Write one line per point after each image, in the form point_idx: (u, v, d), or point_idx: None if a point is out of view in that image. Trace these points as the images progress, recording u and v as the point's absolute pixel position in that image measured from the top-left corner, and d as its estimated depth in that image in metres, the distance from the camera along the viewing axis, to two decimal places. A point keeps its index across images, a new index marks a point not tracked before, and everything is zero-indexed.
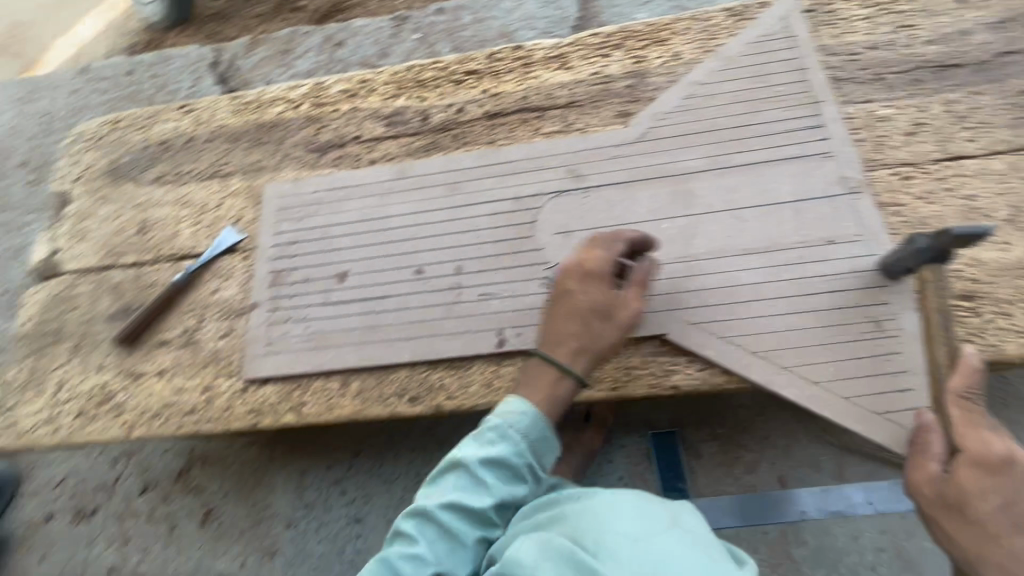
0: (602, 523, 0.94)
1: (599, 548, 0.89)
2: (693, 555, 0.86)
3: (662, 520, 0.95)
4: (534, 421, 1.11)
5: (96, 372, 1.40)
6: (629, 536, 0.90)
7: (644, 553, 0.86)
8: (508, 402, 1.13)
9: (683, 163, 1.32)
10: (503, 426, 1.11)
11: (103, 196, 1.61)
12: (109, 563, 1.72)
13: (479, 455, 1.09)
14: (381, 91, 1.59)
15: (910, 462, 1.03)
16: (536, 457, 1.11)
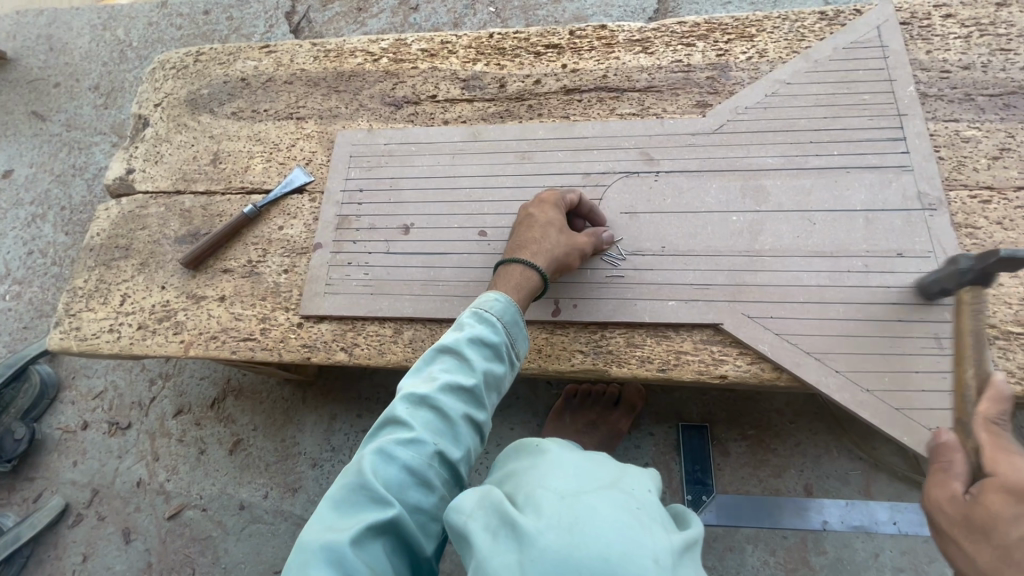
0: (538, 476, 0.78)
1: (528, 499, 0.74)
2: (620, 516, 0.70)
3: (604, 479, 0.78)
4: (509, 304, 1.02)
5: (160, 290, 1.44)
6: (562, 489, 0.74)
7: (570, 507, 0.71)
8: (486, 293, 1.04)
9: (756, 159, 1.32)
10: (482, 309, 1.00)
11: (180, 124, 1.66)
12: (137, 477, 1.77)
13: (466, 340, 0.95)
14: (461, 56, 1.61)
15: (931, 486, 0.89)
16: (513, 341, 1.00)
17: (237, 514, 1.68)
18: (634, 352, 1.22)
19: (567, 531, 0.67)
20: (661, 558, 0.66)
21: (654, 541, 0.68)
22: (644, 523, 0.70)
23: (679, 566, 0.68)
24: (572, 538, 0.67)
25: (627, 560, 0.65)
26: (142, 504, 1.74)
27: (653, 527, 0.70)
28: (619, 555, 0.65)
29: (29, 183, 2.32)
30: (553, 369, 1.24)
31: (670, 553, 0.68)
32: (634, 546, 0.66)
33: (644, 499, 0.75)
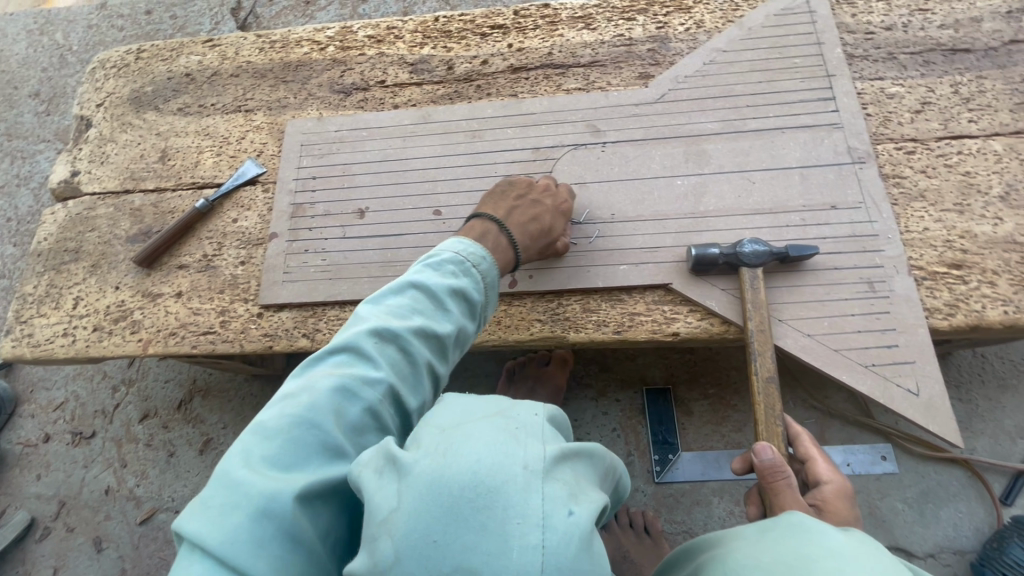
0: (426, 414, 0.75)
1: (410, 436, 0.71)
2: (493, 433, 0.65)
3: (490, 403, 0.74)
4: (493, 266, 1.06)
5: (114, 291, 1.42)
6: (443, 419, 0.71)
7: (447, 434, 0.67)
8: (471, 246, 1.05)
9: (697, 125, 1.37)
10: (469, 258, 1.03)
11: (125, 123, 1.63)
12: (106, 485, 1.74)
13: (448, 287, 0.98)
14: (409, 40, 1.62)
15: (789, 501, 0.91)
16: (486, 302, 1.05)
17: None
18: (590, 317, 1.26)
19: (439, 452, 0.64)
20: (533, 464, 0.62)
21: (528, 449, 0.64)
22: (520, 433, 0.66)
23: (556, 471, 0.63)
24: (442, 458, 0.63)
25: (496, 470, 0.61)
26: (113, 511, 1.71)
27: (529, 437, 0.66)
28: (487, 466, 0.61)
29: None
30: (512, 339, 1.27)
31: (546, 459, 0.64)
32: (503, 456, 0.62)
33: (528, 415, 0.70)
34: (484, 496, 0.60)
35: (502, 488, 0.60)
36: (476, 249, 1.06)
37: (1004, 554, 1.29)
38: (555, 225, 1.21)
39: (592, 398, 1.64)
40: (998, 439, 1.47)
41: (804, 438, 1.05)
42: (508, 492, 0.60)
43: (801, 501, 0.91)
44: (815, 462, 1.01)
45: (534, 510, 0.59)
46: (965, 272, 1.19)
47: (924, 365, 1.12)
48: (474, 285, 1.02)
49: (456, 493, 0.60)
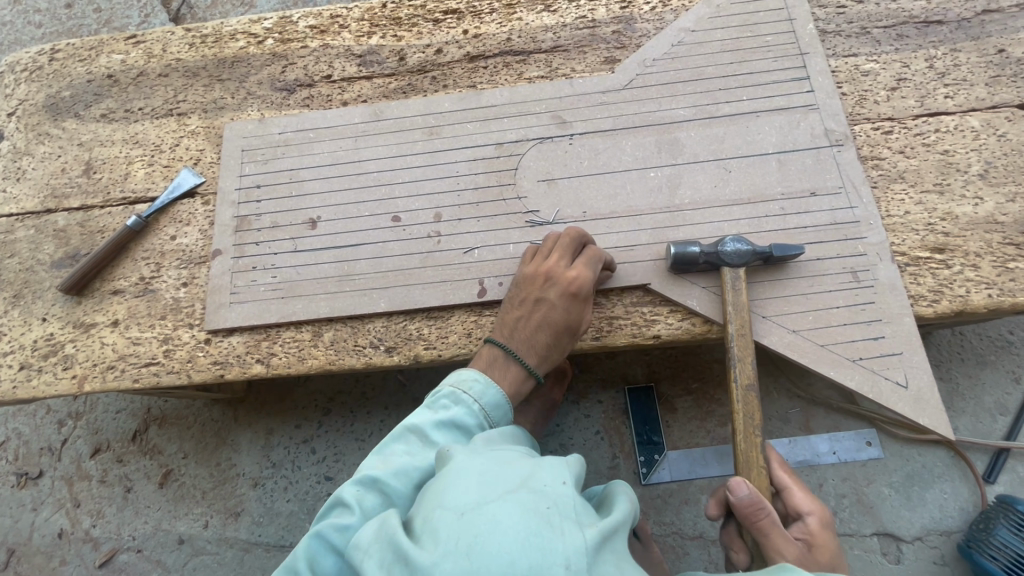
0: (440, 494, 0.76)
1: (426, 527, 0.71)
2: (525, 522, 0.68)
3: (510, 483, 0.75)
4: (489, 387, 1.01)
5: (41, 323, 1.28)
6: (465, 506, 0.71)
7: (472, 525, 0.68)
8: (463, 374, 1.04)
9: (669, 111, 1.29)
10: (459, 388, 1.00)
11: (42, 133, 1.46)
12: (58, 528, 1.61)
13: (435, 421, 0.96)
14: (355, 28, 1.49)
15: (778, 542, 0.89)
16: (489, 425, 0.99)
17: (177, 550, 1.56)
18: None
19: (465, 556, 0.65)
20: (572, 561, 0.65)
21: (566, 543, 0.66)
22: (552, 524, 0.68)
23: (595, 563, 0.67)
24: (473, 561, 0.65)
25: (535, 573, 0.63)
26: (67, 556, 1.59)
27: (565, 528, 0.68)
28: (525, 569, 0.64)
29: None
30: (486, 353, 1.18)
31: (583, 552, 0.66)
32: (540, 555, 0.65)
33: (555, 496, 0.73)
34: None
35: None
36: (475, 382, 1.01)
37: (991, 535, 1.29)
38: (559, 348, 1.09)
39: (573, 401, 1.59)
40: (979, 417, 1.47)
41: (777, 461, 1.01)
42: None
43: (786, 538, 0.90)
44: (792, 489, 0.98)
45: None
46: (948, 256, 1.15)
47: (910, 355, 1.08)
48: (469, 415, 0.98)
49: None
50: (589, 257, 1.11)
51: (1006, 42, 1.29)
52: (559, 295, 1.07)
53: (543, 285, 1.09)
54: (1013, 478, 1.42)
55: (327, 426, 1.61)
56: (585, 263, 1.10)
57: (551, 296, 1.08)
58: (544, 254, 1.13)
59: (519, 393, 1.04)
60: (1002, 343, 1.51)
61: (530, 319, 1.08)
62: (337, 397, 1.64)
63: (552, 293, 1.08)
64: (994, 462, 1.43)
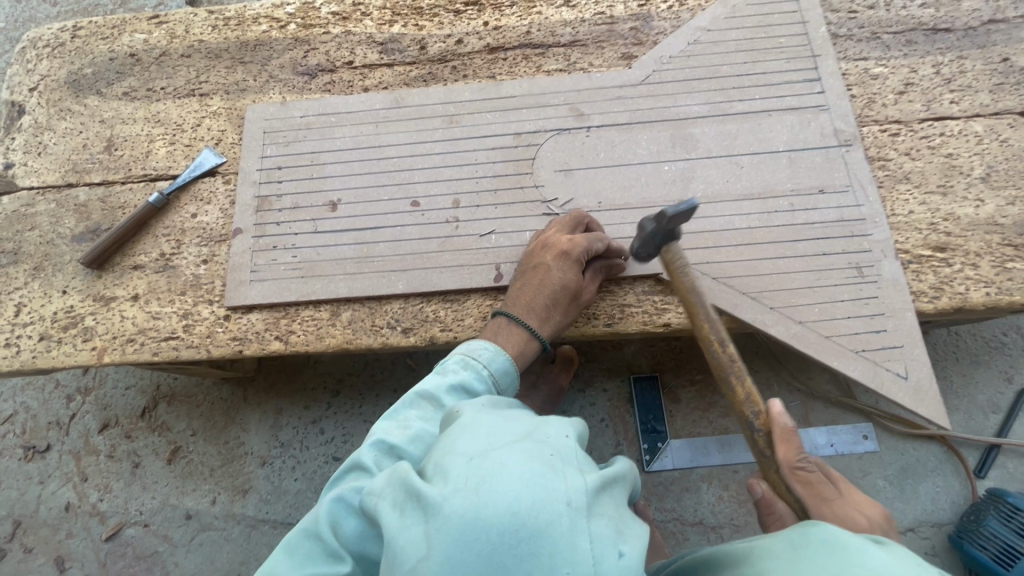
0: (450, 441, 0.76)
1: (436, 470, 0.72)
2: (530, 463, 0.68)
3: (517, 430, 0.75)
4: (499, 355, 1.03)
5: (61, 295, 1.30)
6: (474, 450, 0.72)
7: (478, 465, 0.69)
8: (474, 343, 1.05)
9: (684, 107, 1.32)
10: (470, 356, 1.02)
11: (63, 109, 1.48)
12: (66, 501, 1.63)
13: (447, 387, 0.96)
14: (377, 16, 1.52)
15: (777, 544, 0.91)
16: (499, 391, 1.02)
17: (185, 525, 1.58)
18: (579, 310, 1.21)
19: (473, 492, 0.66)
20: (574, 500, 0.66)
21: (568, 484, 0.67)
22: (558, 467, 0.69)
23: (596, 506, 0.67)
24: (481, 496, 0.65)
25: (538, 509, 0.64)
26: (75, 529, 1.60)
27: (567, 470, 0.69)
28: (528, 506, 0.64)
29: None
30: None
31: (586, 494, 0.67)
32: (543, 492, 0.65)
33: (559, 443, 0.73)
34: (528, 537, 0.63)
35: (547, 527, 0.63)
36: (484, 348, 1.04)
37: (982, 526, 1.34)
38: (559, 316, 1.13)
39: (579, 389, 1.62)
40: (972, 414, 1.51)
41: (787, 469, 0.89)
42: (554, 532, 0.63)
43: None
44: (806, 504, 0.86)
45: (583, 552, 0.62)
46: (949, 254, 1.19)
47: (910, 348, 1.12)
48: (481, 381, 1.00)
49: (499, 535, 0.63)
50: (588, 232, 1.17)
51: (1010, 51, 1.34)
52: (556, 259, 1.13)
53: (542, 254, 1.15)
54: (1003, 474, 1.47)
55: (336, 408, 1.64)
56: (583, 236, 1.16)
57: (548, 261, 1.13)
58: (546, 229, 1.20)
59: (521, 352, 1.08)
60: (996, 344, 1.56)
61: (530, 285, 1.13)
62: (347, 379, 1.66)
63: (550, 259, 1.13)
64: (985, 458, 1.48)
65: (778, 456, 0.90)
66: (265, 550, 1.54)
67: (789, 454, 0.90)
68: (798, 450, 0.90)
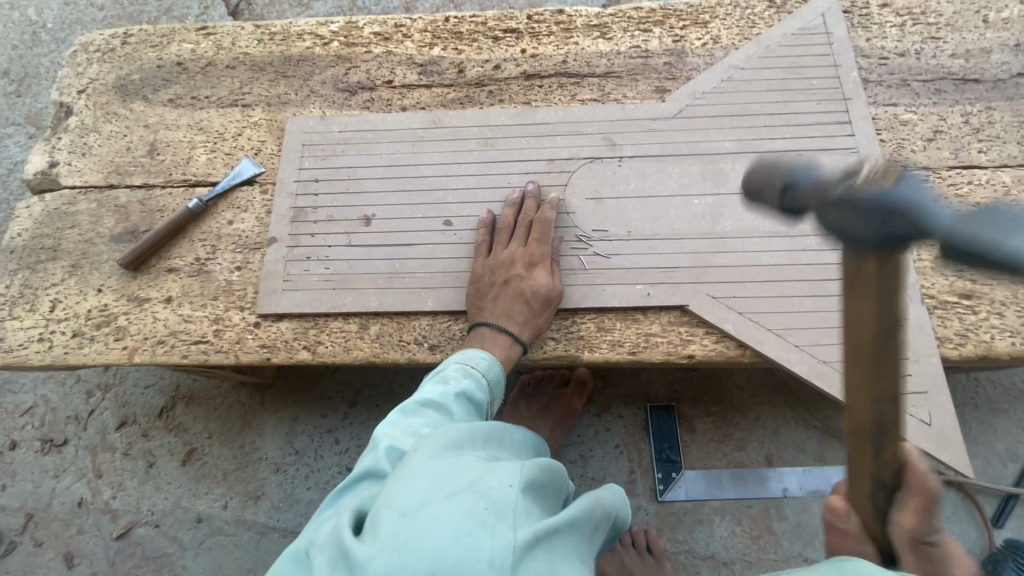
0: (391, 492, 0.73)
1: (371, 524, 0.69)
2: (458, 519, 0.66)
3: (457, 482, 0.72)
4: (493, 365, 1.10)
5: (96, 294, 1.33)
6: (410, 504, 0.69)
7: (408, 523, 0.66)
8: (465, 352, 1.11)
9: (717, 143, 1.35)
10: (467, 364, 1.08)
11: (109, 113, 1.52)
12: (79, 497, 1.63)
13: (452, 394, 1.01)
14: (417, 38, 1.56)
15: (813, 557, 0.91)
16: (492, 400, 1.09)
17: (195, 528, 1.58)
18: (604, 336, 1.23)
19: (400, 551, 0.63)
20: (497, 560, 0.63)
21: (492, 543, 0.64)
22: (487, 525, 0.66)
23: (522, 564, 0.65)
24: (406, 554, 0.63)
25: (458, 568, 0.62)
26: (86, 525, 1.61)
27: (495, 527, 0.66)
28: (450, 567, 0.62)
29: None
30: (525, 359, 1.23)
31: (511, 552, 0.64)
32: (467, 552, 0.63)
33: (497, 496, 0.70)
34: None
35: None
36: (474, 354, 1.11)
37: None
38: (537, 320, 1.20)
39: (595, 413, 1.62)
40: (990, 462, 1.51)
41: None
42: None
43: None
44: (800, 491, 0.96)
45: None
46: (975, 302, 1.20)
47: (934, 394, 1.13)
48: (479, 389, 1.05)
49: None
50: (536, 233, 1.25)
51: None
52: (524, 269, 1.21)
53: (510, 265, 1.22)
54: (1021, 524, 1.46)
55: (352, 418, 1.65)
56: (536, 240, 1.24)
57: (519, 270, 1.21)
58: (505, 240, 1.26)
59: (510, 356, 1.15)
60: (1016, 392, 1.56)
61: (504, 293, 1.19)
62: (365, 389, 1.68)
63: (519, 269, 1.21)
64: (1003, 507, 1.47)
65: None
66: (274, 558, 1.54)
67: None
68: None
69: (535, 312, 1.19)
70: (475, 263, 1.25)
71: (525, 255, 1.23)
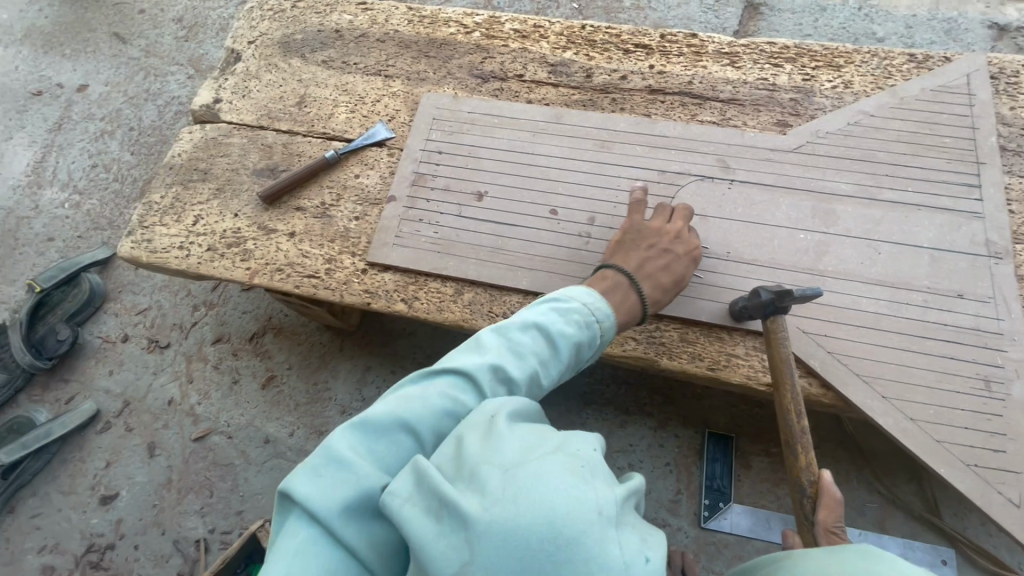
0: (481, 449, 0.76)
1: (469, 477, 0.72)
2: (564, 473, 0.70)
3: (544, 445, 0.76)
4: (611, 322, 1.09)
5: (233, 217, 1.49)
6: (505, 461, 0.72)
7: (514, 478, 0.70)
8: (593, 297, 1.09)
9: (832, 183, 1.35)
10: (591, 310, 1.06)
11: (271, 64, 1.71)
12: (169, 396, 1.81)
13: (564, 336, 1.02)
14: (553, 40, 1.66)
15: None
16: (594, 355, 1.10)
17: (262, 447, 1.72)
18: (686, 348, 1.25)
19: (513, 501, 0.67)
20: (605, 510, 0.68)
21: (598, 495, 0.69)
22: (588, 480, 0.71)
23: (621, 518, 0.70)
24: (519, 506, 0.67)
25: (573, 517, 0.66)
26: (170, 422, 1.78)
27: (595, 483, 0.71)
28: (566, 516, 0.66)
29: (103, 100, 2.37)
30: (604, 353, 1.27)
31: (613, 505, 0.70)
32: (578, 503, 0.67)
33: (587, 456, 0.75)
34: (564, 546, 0.65)
35: (580, 535, 0.65)
36: (601, 302, 1.10)
37: None
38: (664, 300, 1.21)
39: (651, 427, 1.63)
40: None
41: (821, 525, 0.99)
42: (588, 540, 0.65)
43: None
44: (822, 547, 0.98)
45: (615, 558, 0.65)
46: None
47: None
48: (591, 342, 1.06)
49: (537, 541, 0.65)
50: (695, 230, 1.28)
51: None
52: (686, 254, 1.22)
53: (670, 241, 1.23)
54: None
55: None
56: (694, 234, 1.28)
57: (676, 249, 1.22)
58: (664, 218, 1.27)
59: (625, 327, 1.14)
60: None
61: (656, 262, 1.20)
62: (435, 355, 1.77)
63: (680, 250, 1.22)
64: None
65: (819, 517, 0.99)
66: None
67: (829, 518, 0.99)
68: (839, 518, 0.99)
69: (667, 292, 1.20)
70: (631, 218, 1.27)
71: (685, 240, 1.24)
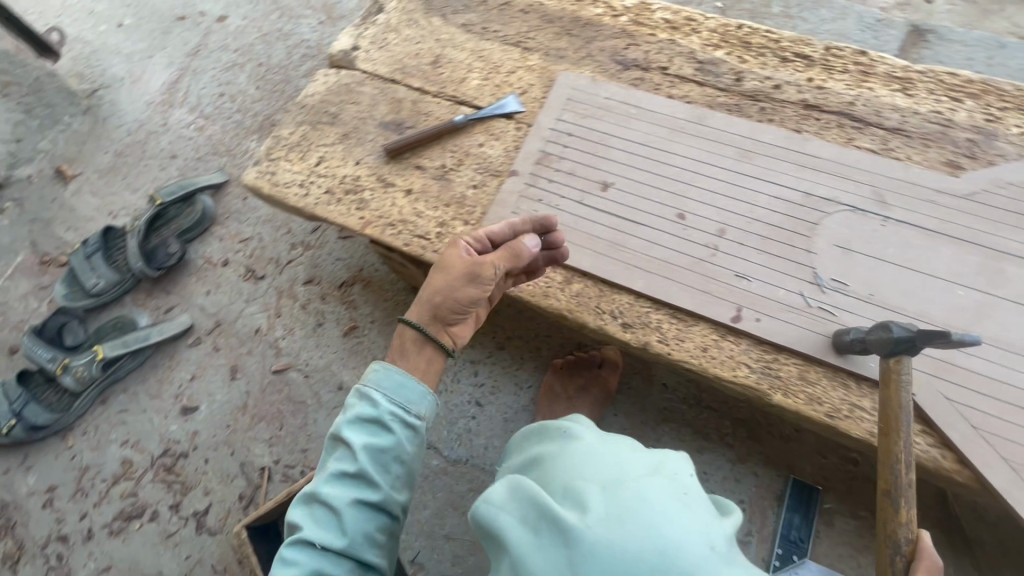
0: (576, 467, 0.78)
1: (567, 493, 0.74)
2: (668, 496, 0.72)
3: (639, 466, 0.78)
4: (387, 374, 1.02)
5: (354, 164, 1.50)
6: (604, 478, 0.75)
7: (616, 496, 0.71)
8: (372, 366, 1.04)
9: (1005, 241, 1.20)
10: (363, 385, 1.02)
11: (412, 19, 1.70)
12: (257, 325, 1.88)
13: (348, 406, 1.01)
14: (705, 36, 1.56)
15: None
16: (394, 394, 1.01)
17: (334, 393, 1.75)
18: (805, 388, 1.15)
19: (617, 521, 0.68)
20: (714, 543, 0.68)
21: (704, 526, 0.70)
22: (691, 506, 0.72)
23: (730, 554, 0.69)
24: (626, 527, 0.67)
25: (681, 544, 0.66)
26: (254, 350, 1.85)
27: (699, 512, 0.72)
28: (677, 543, 0.66)
29: (238, 33, 2.46)
30: (712, 374, 1.19)
31: (719, 538, 0.69)
32: (687, 533, 0.67)
33: (687, 483, 0.76)
34: (674, 573, 0.64)
35: (693, 566, 0.65)
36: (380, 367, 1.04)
37: None
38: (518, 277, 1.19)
39: (730, 459, 1.54)
40: None
41: None
42: (701, 570, 0.65)
43: None
44: None
45: None
46: None
47: None
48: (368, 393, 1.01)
49: (645, 565, 0.65)
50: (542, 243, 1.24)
51: None
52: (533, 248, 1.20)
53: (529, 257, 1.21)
54: None
55: (496, 359, 1.72)
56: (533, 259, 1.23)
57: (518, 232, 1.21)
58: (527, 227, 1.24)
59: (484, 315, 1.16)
60: None
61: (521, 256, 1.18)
62: (516, 339, 1.74)
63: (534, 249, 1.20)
64: None
65: None
66: None
67: None
68: None
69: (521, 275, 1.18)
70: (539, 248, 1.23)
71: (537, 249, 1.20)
